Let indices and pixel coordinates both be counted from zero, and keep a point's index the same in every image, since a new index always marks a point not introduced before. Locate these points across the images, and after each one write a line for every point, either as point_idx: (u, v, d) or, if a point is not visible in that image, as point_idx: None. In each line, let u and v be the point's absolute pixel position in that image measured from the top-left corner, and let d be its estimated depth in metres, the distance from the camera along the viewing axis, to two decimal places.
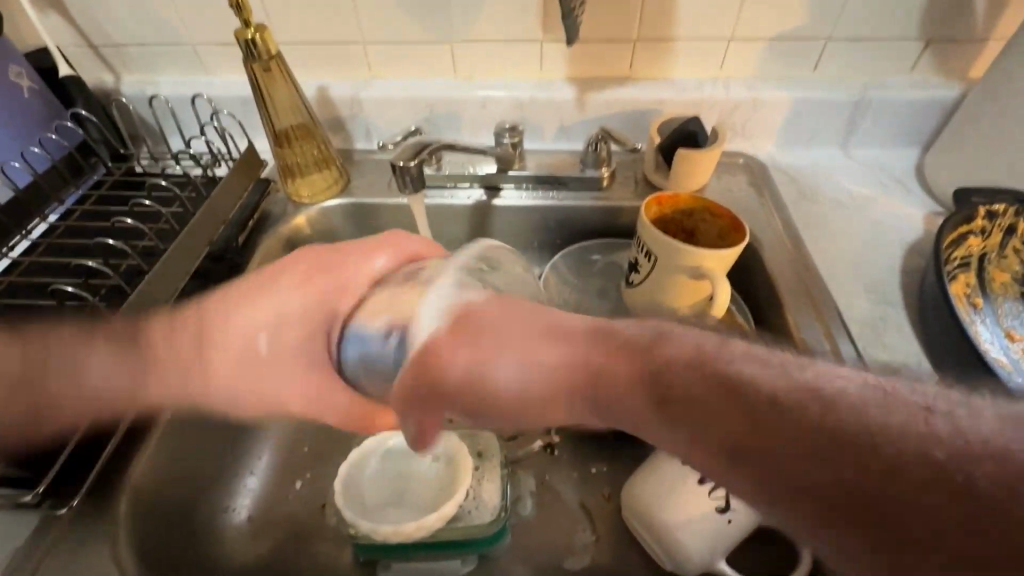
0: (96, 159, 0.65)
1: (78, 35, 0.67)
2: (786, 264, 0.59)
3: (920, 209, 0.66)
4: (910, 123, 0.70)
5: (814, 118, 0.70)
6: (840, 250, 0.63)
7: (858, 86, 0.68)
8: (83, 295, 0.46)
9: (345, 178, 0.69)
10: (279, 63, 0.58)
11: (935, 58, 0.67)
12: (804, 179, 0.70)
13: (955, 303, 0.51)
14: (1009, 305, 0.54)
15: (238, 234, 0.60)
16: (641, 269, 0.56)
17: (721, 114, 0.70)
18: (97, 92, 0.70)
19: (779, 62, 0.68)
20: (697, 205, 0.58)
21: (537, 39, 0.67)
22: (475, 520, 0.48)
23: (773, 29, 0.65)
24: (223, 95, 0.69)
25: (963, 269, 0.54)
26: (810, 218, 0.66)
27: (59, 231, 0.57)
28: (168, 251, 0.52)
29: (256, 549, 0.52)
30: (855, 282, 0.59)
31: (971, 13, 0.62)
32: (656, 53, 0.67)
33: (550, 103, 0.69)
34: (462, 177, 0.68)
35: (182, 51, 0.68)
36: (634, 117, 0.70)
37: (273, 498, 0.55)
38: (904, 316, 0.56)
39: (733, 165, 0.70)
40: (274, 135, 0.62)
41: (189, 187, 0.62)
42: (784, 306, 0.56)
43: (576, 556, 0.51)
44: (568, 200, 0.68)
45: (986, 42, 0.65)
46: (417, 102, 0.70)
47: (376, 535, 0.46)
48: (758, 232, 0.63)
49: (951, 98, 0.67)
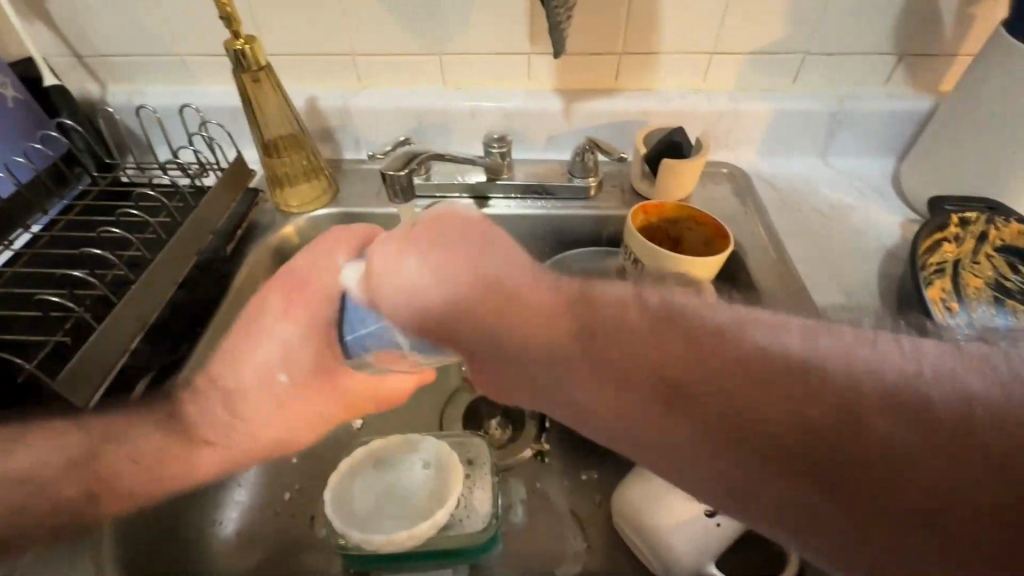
0: (81, 169, 0.64)
1: (65, 46, 0.67)
2: (770, 273, 0.60)
3: (896, 217, 0.68)
4: (885, 135, 0.72)
5: (793, 129, 0.72)
6: (821, 256, 0.64)
7: (835, 98, 0.70)
8: (67, 304, 0.45)
9: (334, 188, 0.69)
10: (268, 74, 0.58)
11: (908, 71, 0.69)
12: (785, 188, 0.72)
13: (933, 309, 0.52)
14: (983, 309, 0.56)
15: (225, 244, 0.60)
16: (629, 276, 0.57)
17: (705, 124, 0.71)
18: (83, 102, 0.70)
19: (761, 74, 0.70)
20: (682, 214, 0.59)
21: (525, 51, 0.68)
22: (466, 528, 0.48)
23: (753, 43, 0.67)
24: (212, 105, 0.69)
25: (939, 275, 0.56)
26: (791, 226, 0.68)
27: (42, 241, 0.56)
28: (156, 263, 0.52)
29: (243, 561, 0.51)
30: (837, 289, 0.61)
31: (941, 28, 0.65)
32: (641, 65, 0.69)
33: (538, 113, 0.70)
34: (452, 187, 0.68)
35: (171, 62, 0.68)
36: (620, 127, 0.71)
37: (262, 511, 0.54)
38: (883, 321, 0.57)
39: (717, 174, 0.72)
40: (263, 145, 0.62)
41: (175, 197, 0.61)
42: (769, 313, 0.57)
43: (568, 564, 0.51)
44: (557, 209, 0.69)
45: (955, 56, 0.67)
46: (406, 112, 0.71)
47: (367, 545, 0.45)
48: (742, 239, 0.64)
49: (925, 109, 0.69)
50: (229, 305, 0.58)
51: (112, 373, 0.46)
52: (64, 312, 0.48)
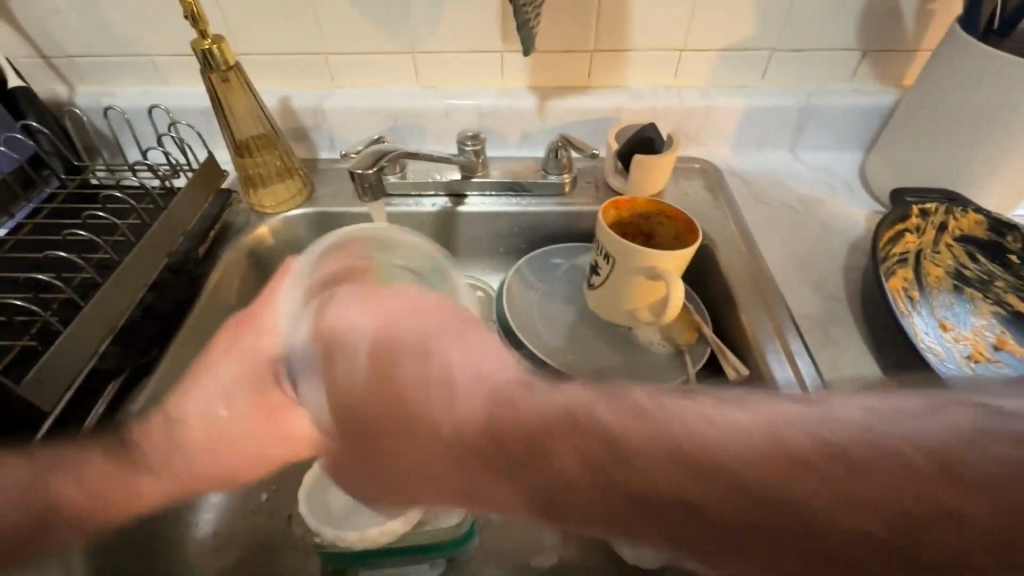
0: (49, 172, 0.63)
1: (30, 47, 0.66)
2: (739, 265, 0.61)
3: (862, 209, 0.70)
4: (852, 129, 0.74)
5: (762, 124, 0.73)
6: (790, 249, 0.66)
7: (803, 94, 0.72)
8: (31, 309, 0.45)
9: (308, 188, 0.69)
10: (238, 73, 0.58)
11: (872, 66, 0.71)
12: (756, 182, 0.73)
13: (893, 298, 0.54)
14: (943, 298, 0.57)
15: (198, 245, 0.60)
16: (601, 271, 0.57)
17: (676, 120, 0.72)
18: (49, 103, 0.69)
19: (729, 70, 0.71)
20: (653, 209, 0.60)
21: (497, 49, 0.68)
22: (442, 522, 0.48)
23: (722, 40, 0.68)
24: (182, 106, 0.68)
25: (901, 265, 0.58)
26: (762, 220, 0.69)
27: (8, 245, 0.55)
28: (124, 263, 0.51)
29: (220, 562, 0.51)
30: (805, 281, 0.62)
31: (902, 25, 0.67)
32: (613, 62, 0.70)
33: (511, 110, 0.71)
34: (427, 185, 0.69)
35: (139, 62, 0.67)
36: (592, 124, 0.72)
37: (239, 512, 0.54)
38: (849, 311, 0.59)
39: (689, 169, 0.73)
40: (234, 145, 0.62)
41: (145, 199, 0.61)
42: (738, 305, 0.58)
43: (545, 555, 0.52)
44: (531, 206, 0.69)
45: (917, 51, 0.69)
46: (380, 111, 0.70)
47: (342, 541, 0.46)
48: (713, 234, 0.65)
49: (888, 104, 0.71)
50: (202, 307, 0.58)
51: (80, 377, 0.46)
52: (30, 315, 0.48)
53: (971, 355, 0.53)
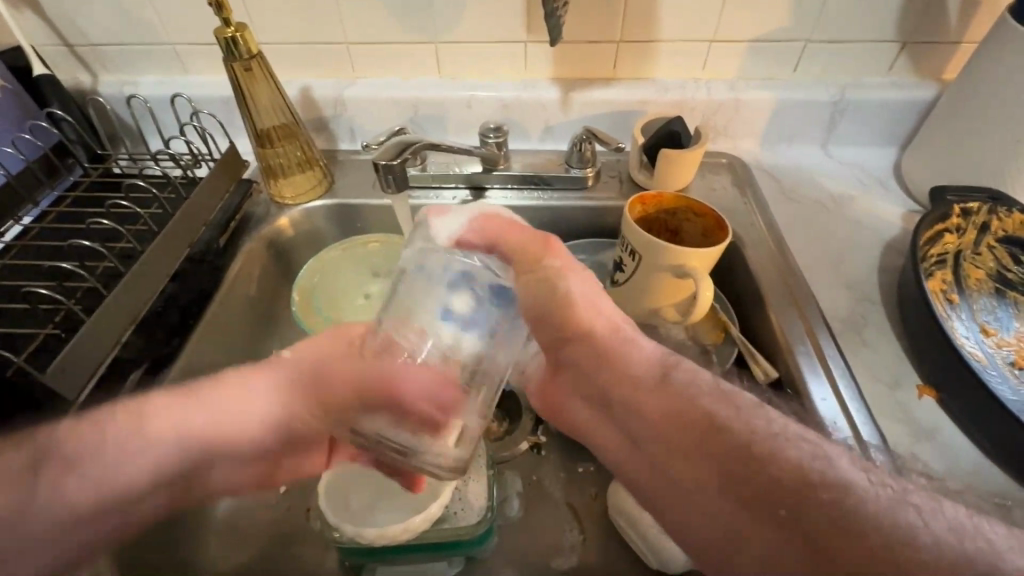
0: (73, 161, 0.63)
1: (56, 36, 0.66)
2: (770, 262, 0.60)
3: (897, 208, 0.68)
4: (888, 124, 0.71)
5: (793, 119, 0.71)
6: (823, 248, 0.63)
7: (836, 87, 0.69)
8: (56, 298, 0.44)
9: (329, 179, 0.68)
10: (260, 62, 0.57)
11: (910, 59, 0.68)
12: (784, 179, 0.71)
13: (932, 300, 0.52)
14: (984, 301, 0.55)
15: (219, 236, 0.60)
16: (625, 269, 0.56)
17: (703, 113, 0.70)
18: (74, 92, 0.69)
19: (760, 62, 0.69)
20: (680, 205, 0.58)
21: (521, 39, 0.67)
22: (462, 521, 0.47)
23: (754, 31, 0.66)
24: (204, 96, 0.68)
25: (939, 265, 0.56)
26: (792, 218, 0.67)
27: (34, 233, 0.55)
28: (147, 253, 0.51)
29: (237, 555, 0.51)
30: (837, 282, 0.60)
31: (945, 16, 0.64)
32: (640, 53, 0.68)
33: (534, 102, 0.69)
34: (449, 178, 0.68)
35: (162, 50, 0.67)
36: (620, 116, 0.70)
37: (257, 504, 0.54)
38: (882, 313, 0.57)
39: (717, 165, 0.71)
40: (256, 135, 0.61)
41: (168, 188, 0.61)
42: (766, 303, 0.56)
43: (565, 556, 0.51)
44: (553, 199, 0.68)
45: (959, 43, 0.66)
46: (400, 102, 0.69)
47: (361, 538, 0.45)
48: (742, 231, 0.63)
49: (927, 99, 0.68)
50: (221, 298, 0.57)
51: (103, 366, 0.46)
52: (54, 304, 0.48)
53: (1015, 361, 0.51)
